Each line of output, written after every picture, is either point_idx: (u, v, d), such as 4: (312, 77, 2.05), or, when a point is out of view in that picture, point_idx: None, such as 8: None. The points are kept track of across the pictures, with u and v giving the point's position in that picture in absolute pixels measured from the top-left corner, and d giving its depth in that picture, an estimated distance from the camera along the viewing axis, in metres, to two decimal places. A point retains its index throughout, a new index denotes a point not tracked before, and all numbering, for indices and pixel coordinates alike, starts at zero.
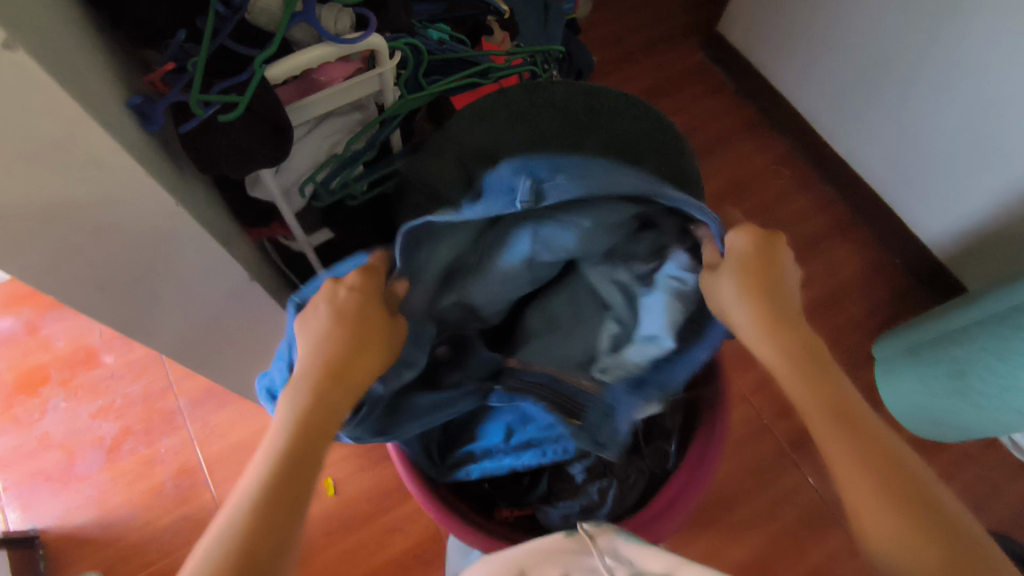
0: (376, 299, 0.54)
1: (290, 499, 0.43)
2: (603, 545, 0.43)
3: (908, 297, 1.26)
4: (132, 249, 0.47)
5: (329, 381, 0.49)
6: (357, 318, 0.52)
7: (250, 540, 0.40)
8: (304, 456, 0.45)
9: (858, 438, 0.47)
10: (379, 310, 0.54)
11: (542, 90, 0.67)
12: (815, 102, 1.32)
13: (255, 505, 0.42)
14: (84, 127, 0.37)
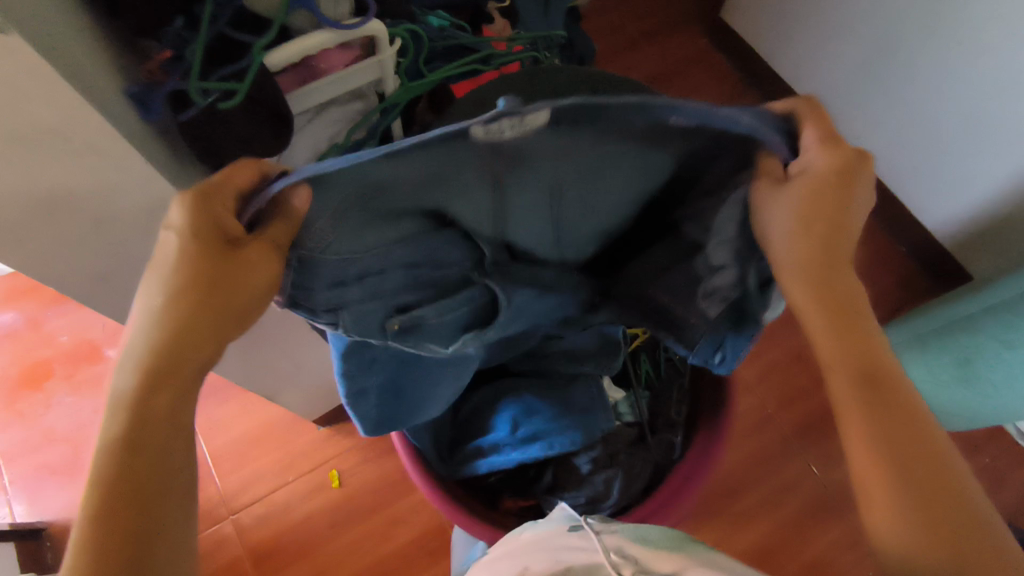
0: (212, 227, 0.40)
1: (154, 481, 0.40)
2: (607, 542, 0.40)
3: (914, 285, 1.25)
4: (134, 239, 0.47)
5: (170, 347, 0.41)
6: (194, 267, 0.40)
7: (118, 530, 0.39)
8: (144, 420, 0.41)
9: (882, 424, 0.44)
10: (219, 242, 0.40)
11: (544, 75, 0.65)
12: (820, 89, 1.31)
13: (105, 493, 0.39)
14: (81, 115, 0.37)
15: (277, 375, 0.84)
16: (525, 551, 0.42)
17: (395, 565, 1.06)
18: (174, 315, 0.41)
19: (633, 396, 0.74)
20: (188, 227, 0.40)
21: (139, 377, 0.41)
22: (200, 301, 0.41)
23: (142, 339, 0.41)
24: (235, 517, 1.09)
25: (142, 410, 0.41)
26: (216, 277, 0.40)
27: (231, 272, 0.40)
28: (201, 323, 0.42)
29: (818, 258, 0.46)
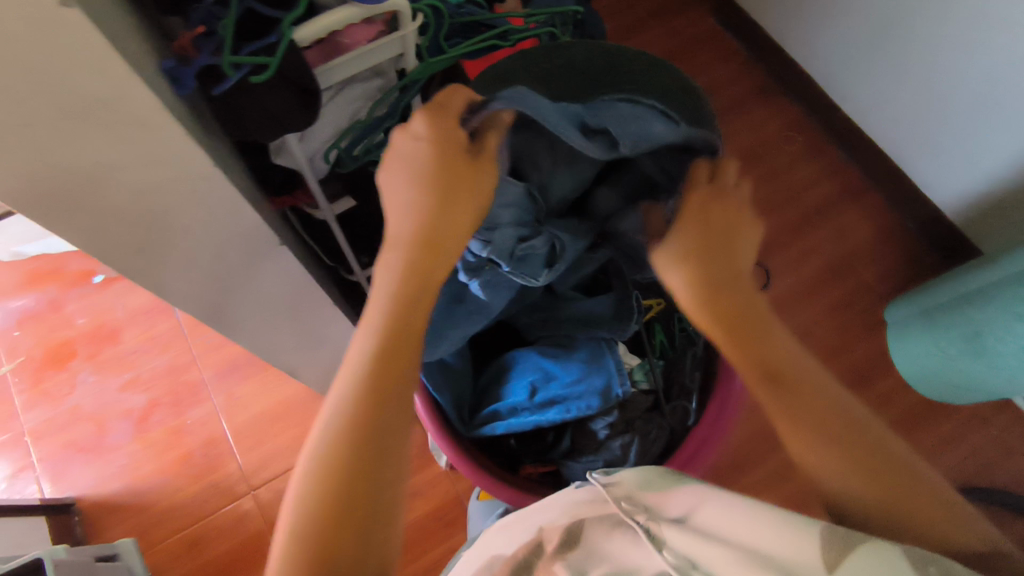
0: (454, 139, 0.50)
1: (391, 400, 0.45)
2: (613, 489, 0.42)
3: (923, 260, 1.26)
4: (172, 211, 0.49)
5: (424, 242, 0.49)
6: (443, 168, 0.49)
7: (352, 441, 0.43)
8: (406, 327, 0.48)
9: (805, 414, 0.46)
10: (457, 151, 0.50)
11: (562, 50, 0.67)
12: (828, 67, 1.31)
13: (340, 443, 0.42)
14: (127, 87, 0.38)
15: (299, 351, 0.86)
16: (538, 510, 0.44)
17: (413, 538, 1.08)
18: (430, 211, 0.49)
19: (647, 363, 0.74)
20: (436, 136, 0.50)
21: (405, 275, 0.49)
22: (443, 204, 0.49)
23: (404, 230, 0.50)
24: (255, 493, 1.15)
25: (400, 315, 0.48)
26: (465, 182, 0.50)
27: (469, 177, 0.50)
28: (449, 223, 0.50)
29: (727, 309, 0.51)
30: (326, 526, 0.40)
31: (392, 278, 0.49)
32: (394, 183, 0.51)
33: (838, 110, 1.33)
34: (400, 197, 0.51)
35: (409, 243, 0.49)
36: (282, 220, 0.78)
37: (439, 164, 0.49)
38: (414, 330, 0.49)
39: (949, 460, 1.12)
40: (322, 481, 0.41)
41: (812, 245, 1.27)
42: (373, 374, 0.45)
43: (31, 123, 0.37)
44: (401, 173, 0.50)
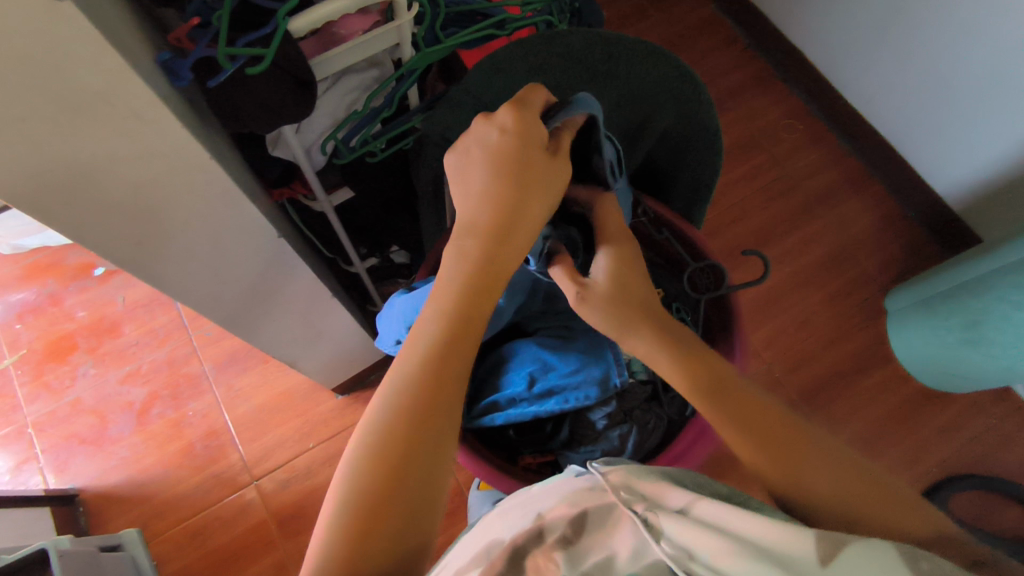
0: (535, 138, 0.51)
1: (449, 395, 0.44)
2: (613, 479, 0.40)
3: (922, 249, 1.25)
4: (170, 204, 0.49)
5: (498, 233, 0.49)
6: (522, 160, 0.50)
7: (405, 430, 0.42)
8: (469, 321, 0.47)
9: (756, 428, 0.49)
10: (537, 148, 0.51)
11: (560, 39, 0.65)
12: (829, 54, 1.30)
13: (394, 426, 0.42)
14: (123, 80, 0.38)
15: (299, 342, 0.86)
16: (536, 501, 0.42)
17: None
18: (507, 202, 0.49)
19: None
20: (519, 132, 0.51)
21: (472, 264, 0.48)
22: (518, 197, 0.49)
23: (476, 218, 0.50)
24: (257, 483, 1.16)
25: (465, 306, 0.47)
26: (541, 179, 0.50)
27: (545, 175, 0.51)
28: (522, 217, 0.50)
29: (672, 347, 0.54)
30: (373, 514, 0.39)
31: (460, 267, 0.48)
32: (469, 171, 0.51)
33: (838, 97, 1.32)
34: (476, 184, 0.50)
35: (480, 232, 0.49)
36: (280, 212, 0.78)
37: (519, 156, 0.50)
38: (476, 325, 0.48)
39: (947, 448, 1.13)
40: (373, 463, 0.40)
41: (811, 235, 1.27)
42: (430, 363, 0.45)
43: (25, 117, 0.37)
44: (478, 160, 0.51)
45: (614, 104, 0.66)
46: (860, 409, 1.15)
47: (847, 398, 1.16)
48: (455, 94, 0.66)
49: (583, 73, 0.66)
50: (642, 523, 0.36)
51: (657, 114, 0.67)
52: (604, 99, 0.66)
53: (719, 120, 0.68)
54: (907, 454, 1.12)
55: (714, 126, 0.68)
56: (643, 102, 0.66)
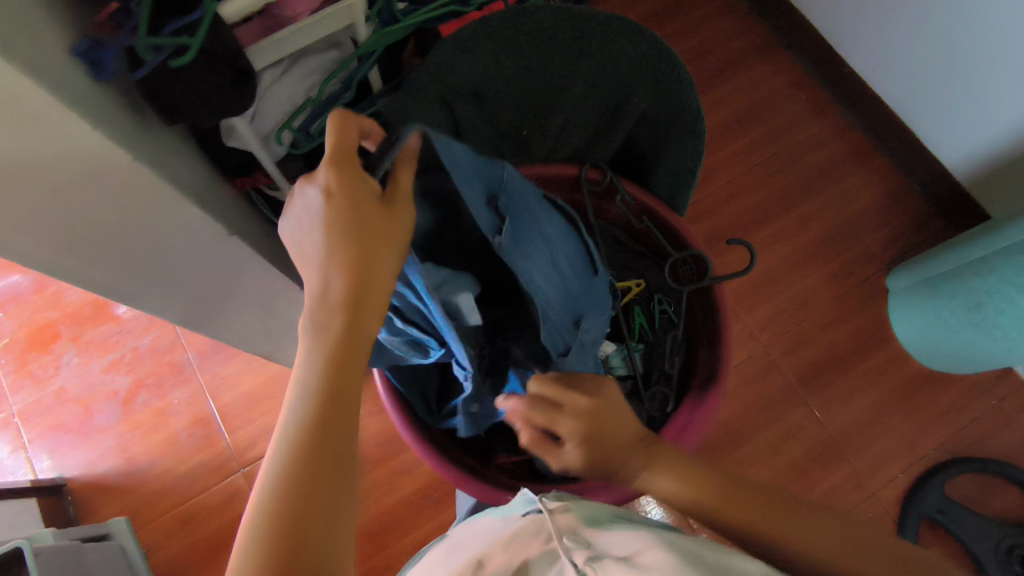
0: (363, 188, 0.46)
1: (325, 476, 0.40)
2: (561, 525, 0.41)
3: (926, 225, 1.20)
4: (96, 207, 0.46)
5: (353, 301, 0.45)
6: (357, 216, 0.45)
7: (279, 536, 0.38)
8: (339, 390, 0.44)
9: (770, 516, 0.52)
10: (371, 200, 0.46)
11: (528, 15, 0.60)
12: (834, 19, 1.22)
13: (275, 513, 0.38)
14: (15, 83, 0.34)
15: (274, 334, 0.84)
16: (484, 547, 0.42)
17: (399, 515, 1.09)
18: (353, 263, 0.45)
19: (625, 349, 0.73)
20: (345, 187, 0.46)
21: (332, 342, 0.45)
22: (364, 258, 0.45)
23: (325, 289, 0.46)
24: (246, 470, 1.15)
25: (333, 380, 0.44)
26: (384, 234, 0.46)
27: (388, 229, 0.47)
28: (374, 278, 0.46)
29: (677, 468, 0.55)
30: None
31: (317, 346, 0.44)
32: (308, 239, 0.47)
33: (843, 66, 1.25)
34: (313, 253, 0.46)
35: (334, 304, 0.45)
36: (246, 202, 0.74)
37: (353, 215, 0.45)
38: (350, 395, 0.44)
39: (945, 431, 1.10)
40: (258, 558, 0.37)
41: (810, 212, 1.22)
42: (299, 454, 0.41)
43: None
44: (311, 227, 0.46)
45: (589, 85, 0.64)
46: (858, 393, 1.12)
47: (844, 381, 1.13)
48: (416, 78, 0.61)
49: (554, 53, 0.61)
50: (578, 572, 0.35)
51: (635, 96, 0.64)
52: (578, 80, 0.63)
53: (700, 98, 0.64)
54: (904, 437, 1.10)
55: (695, 106, 0.65)
56: (619, 83, 0.63)
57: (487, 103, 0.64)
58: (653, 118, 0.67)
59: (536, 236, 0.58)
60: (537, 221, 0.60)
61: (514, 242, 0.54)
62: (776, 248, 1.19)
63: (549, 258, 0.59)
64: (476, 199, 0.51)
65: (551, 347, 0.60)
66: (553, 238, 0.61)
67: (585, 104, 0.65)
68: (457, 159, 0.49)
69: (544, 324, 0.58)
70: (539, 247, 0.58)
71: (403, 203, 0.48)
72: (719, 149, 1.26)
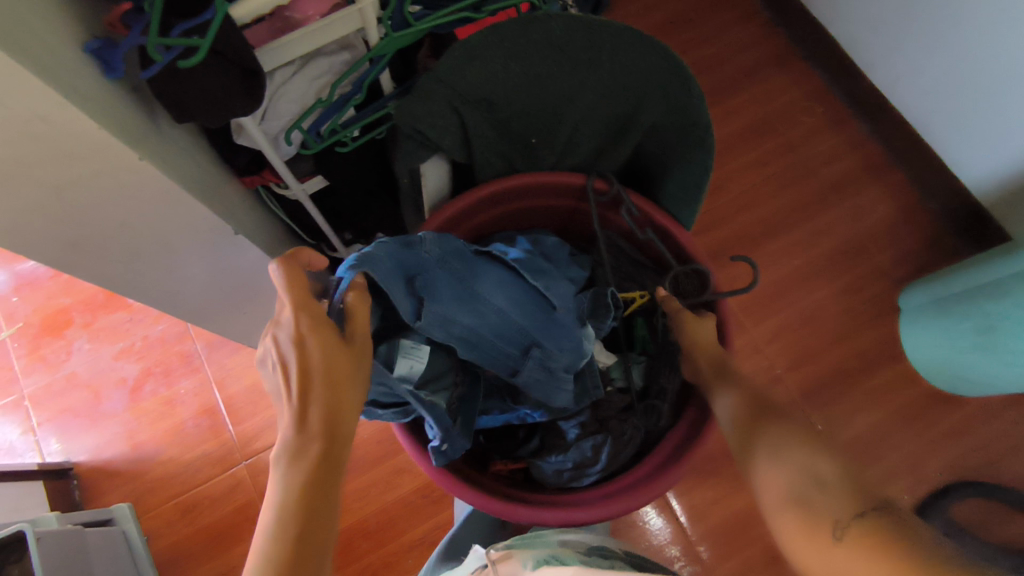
0: (331, 329, 0.48)
1: None
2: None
3: (942, 243, 1.18)
4: (100, 205, 0.46)
5: (325, 435, 0.47)
6: (328, 358, 0.47)
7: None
8: (314, 527, 0.45)
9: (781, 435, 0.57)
10: (340, 344, 0.48)
11: (539, 23, 0.58)
12: (855, 31, 1.21)
13: None
14: (22, 84, 0.35)
15: None
16: None
17: (397, 513, 1.09)
18: (328, 402, 0.47)
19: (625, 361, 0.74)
20: (317, 332, 0.47)
21: (309, 479, 0.45)
22: (336, 394, 0.47)
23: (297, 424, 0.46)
24: (249, 462, 1.16)
25: (309, 518, 0.45)
26: (350, 370, 0.49)
27: (353, 367, 0.49)
28: (344, 415, 0.48)
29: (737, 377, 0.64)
30: None
31: (289, 483, 0.45)
32: (279, 378, 0.47)
33: (862, 79, 1.23)
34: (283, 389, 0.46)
35: (306, 439, 0.46)
36: (254, 200, 0.75)
37: (326, 359, 0.47)
38: (324, 530, 0.45)
39: (953, 453, 1.08)
40: None
41: (823, 225, 1.20)
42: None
43: None
44: (280, 365, 0.46)
45: (598, 95, 0.64)
46: (865, 411, 1.11)
47: (851, 398, 1.11)
48: (426, 83, 0.59)
49: (564, 62, 0.61)
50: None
51: (644, 106, 0.64)
52: (587, 89, 0.63)
53: (710, 113, 0.64)
54: (910, 458, 1.08)
55: (706, 119, 0.64)
56: (628, 94, 0.63)
57: (496, 110, 0.64)
58: (661, 127, 0.67)
59: (465, 291, 0.62)
60: (469, 279, 0.62)
61: (438, 303, 0.60)
62: (786, 261, 1.18)
63: (480, 309, 0.63)
64: (397, 288, 0.56)
65: (493, 368, 0.67)
66: (486, 291, 0.63)
67: (593, 113, 0.66)
68: (380, 262, 0.53)
69: (477, 358, 0.65)
70: (471, 314, 0.62)
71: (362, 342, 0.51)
72: (733, 159, 1.25)
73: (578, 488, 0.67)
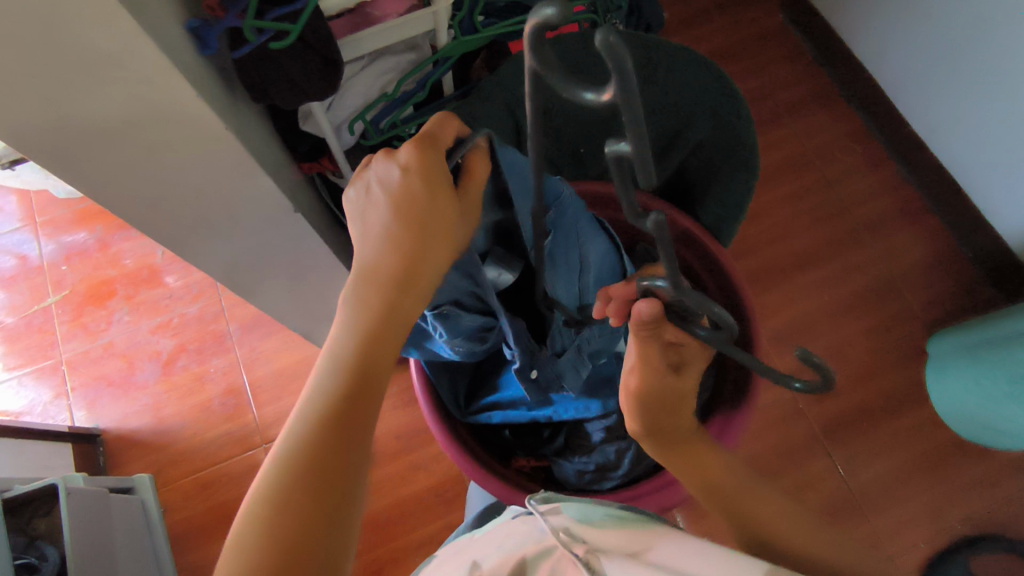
0: (441, 171, 0.46)
1: (339, 453, 0.40)
2: (552, 520, 0.42)
3: (976, 292, 1.18)
4: (182, 169, 0.49)
5: (399, 285, 0.46)
6: (426, 200, 0.46)
7: (294, 519, 0.37)
8: (372, 365, 0.44)
9: (716, 464, 0.58)
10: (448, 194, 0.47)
11: (599, 37, 0.62)
12: (899, 76, 1.22)
13: (295, 465, 0.39)
14: (139, 47, 0.38)
15: (318, 316, 0.88)
16: (481, 541, 0.45)
17: (408, 509, 1.10)
18: (410, 243, 0.46)
19: None
20: (424, 169, 0.45)
21: (374, 317, 0.45)
22: (425, 244, 0.46)
23: (376, 268, 0.46)
24: (269, 446, 1.18)
25: (369, 354, 0.44)
26: (446, 218, 0.47)
27: (453, 222, 0.47)
28: (427, 263, 0.47)
29: (665, 415, 0.57)
30: (275, 548, 0.36)
31: (360, 319, 0.45)
32: (374, 212, 0.47)
33: (903, 123, 1.24)
34: (376, 227, 0.46)
35: (379, 286, 0.45)
36: (309, 186, 0.78)
37: (425, 204, 0.46)
38: (382, 372, 0.45)
39: (974, 505, 1.06)
40: (275, 503, 0.37)
41: (854, 264, 1.20)
42: (318, 438, 0.40)
43: (37, 73, 0.37)
44: (382, 201, 0.46)
45: (649, 111, 0.66)
46: (885, 453, 1.09)
47: (873, 439, 1.10)
48: (486, 85, 0.65)
49: None
50: (583, 562, 0.37)
51: (692, 126, 0.66)
52: (639, 104, 0.65)
53: (756, 134, 0.67)
54: (930, 504, 1.07)
55: (750, 140, 0.67)
56: (679, 112, 0.66)
57: (550, 116, 0.67)
58: (707, 147, 0.69)
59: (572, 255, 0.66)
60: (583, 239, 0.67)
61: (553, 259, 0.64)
62: (815, 295, 1.19)
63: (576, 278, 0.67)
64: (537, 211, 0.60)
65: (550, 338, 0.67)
66: (591, 263, 0.68)
67: (643, 129, 0.67)
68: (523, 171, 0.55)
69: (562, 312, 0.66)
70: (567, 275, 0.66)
71: (473, 203, 0.49)
72: (769, 192, 1.26)
73: (598, 490, 0.69)
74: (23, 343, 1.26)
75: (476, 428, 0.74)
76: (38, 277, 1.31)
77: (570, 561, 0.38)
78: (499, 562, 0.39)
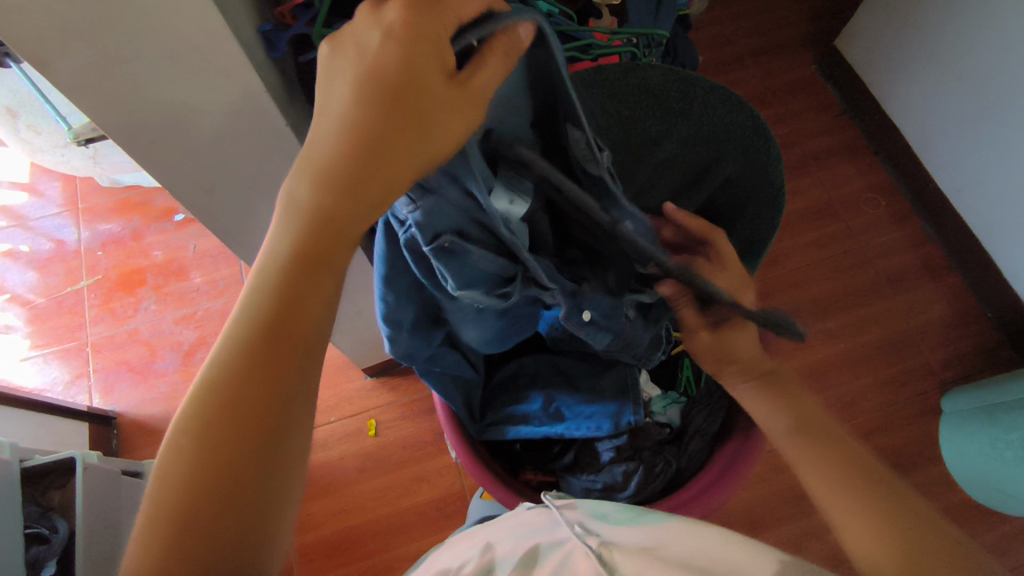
0: (433, 50, 0.36)
1: (269, 372, 0.37)
2: (570, 516, 0.44)
3: (991, 355, 1.18)
4: (241, 161, 0.53)
5: (342, 183, 0.36)
6: (398, 81, 0.35)
7: (210, 452, 0.36)
8: (313, 274, 0.38)
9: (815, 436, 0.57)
10: (430, 81, 0.36)
11: (639, 71, 0.65)
12: (926, 135, 1.24)
13: (225, 381, 0.37)
14: (221, 41, 0.41)
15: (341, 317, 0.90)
16: (501, 525, 0.48)
17: (409, 520, 1.11)
18: (367, 134, 0.36)
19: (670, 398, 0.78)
20: (407, 41, 0.35)
21: (313, 223, 0.37)
22: (383, 143, 0.36)
23: (320, 158, 0.36)
24: None
25: (309, 265, 0.38)
26: (422, 109, 0.36)
27: (432, 116, 0.36)
28: (384, 163, 0.36)
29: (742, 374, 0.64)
30: (199, 469, 0.36)
31: (298, 222, 0.37)
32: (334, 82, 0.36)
33: (929, 181, 1.26)
34: (335, 102, 0.36)
35: (321, 186, 0.36)
36: None
37: (394, 90, 0.35)
38: (326, 283, 0.38)
39: None
40: (203, 417, 0.36)
41: (872, 315, 1.21)
42: (246, 359, 0.37)
43: (132, 58, 0.41)
44: (346, 75, 0.36)
45: (683, 141, 0.69)
46: None
47: None
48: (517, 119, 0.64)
49: (655, 107, 0.67)
50: (596, 556, 0.40)
51: (723, 161, 0.69)
52: (673, 135, 0.68)
53: (784, 174, 0.68)
54: None
55: (778, 179, 0.68)
56: (711, 144, 0.68)
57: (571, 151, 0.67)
58: (736, 183, 0.70)
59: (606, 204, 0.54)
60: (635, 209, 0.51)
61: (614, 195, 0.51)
62: (830, 343, 1.19)
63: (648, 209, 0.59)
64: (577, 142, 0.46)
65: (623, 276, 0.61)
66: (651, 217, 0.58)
67: (674, 159, 0.70)
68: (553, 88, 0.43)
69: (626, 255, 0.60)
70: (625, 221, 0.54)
71: (476, 97, 0.37)
72: (790, 237, 1.28)
73: None
74: (52, 323, 1.30)
75: (490, 444, 0.76)
76: (73, 261, 1.36)
77: (582, 554, 0.40)
78: (513, 547, 0.43)
